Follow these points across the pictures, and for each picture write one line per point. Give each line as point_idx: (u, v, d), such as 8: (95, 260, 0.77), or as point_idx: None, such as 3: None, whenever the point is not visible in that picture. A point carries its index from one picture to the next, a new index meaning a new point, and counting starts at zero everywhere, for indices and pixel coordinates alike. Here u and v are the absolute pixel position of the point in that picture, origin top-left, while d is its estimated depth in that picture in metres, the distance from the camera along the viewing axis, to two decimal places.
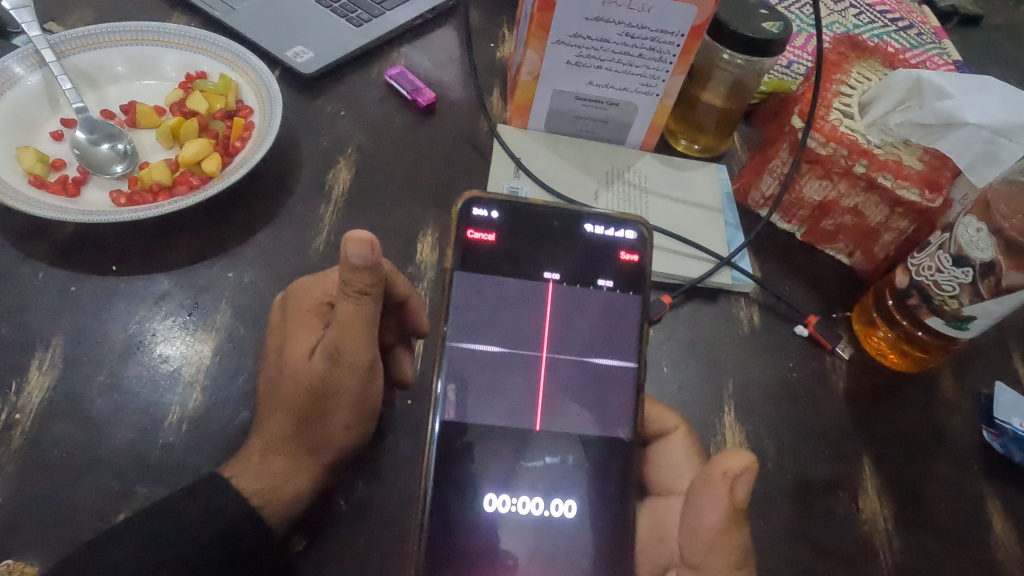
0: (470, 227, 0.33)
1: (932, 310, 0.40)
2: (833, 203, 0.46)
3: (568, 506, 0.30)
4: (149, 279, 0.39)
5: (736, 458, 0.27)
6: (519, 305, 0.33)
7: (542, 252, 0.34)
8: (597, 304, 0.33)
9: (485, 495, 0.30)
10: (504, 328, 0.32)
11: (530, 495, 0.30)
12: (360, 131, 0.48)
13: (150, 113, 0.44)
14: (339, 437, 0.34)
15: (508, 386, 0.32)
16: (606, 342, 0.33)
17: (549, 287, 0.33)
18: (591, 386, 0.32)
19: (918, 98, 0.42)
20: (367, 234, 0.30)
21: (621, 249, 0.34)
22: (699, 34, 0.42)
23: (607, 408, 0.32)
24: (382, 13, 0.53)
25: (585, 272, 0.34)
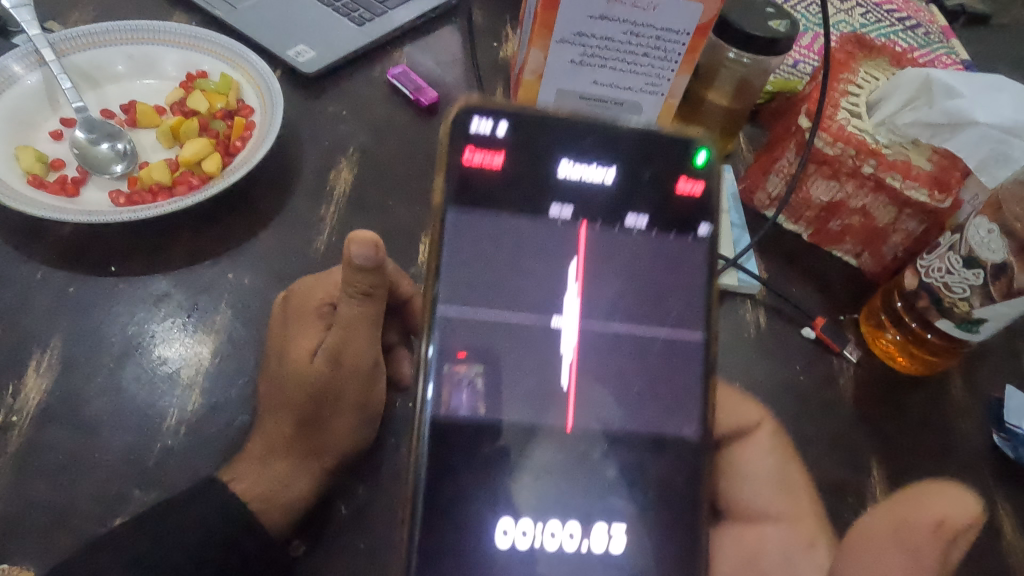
0: (470, 145, 0.30)
1: (942, 312, 0.39)
2: (840, 204, 0.45)
3: (613, 541, 0.28)
4: (148, 279, 0.38)
5: (960, 508, 0.24)
6: (562, 262, 0.31)
7: (568, 180, 0.31)
8: (652, 257, 0.32)
9: (504, 519, 0.28)
10: (536, 287, 0.31)
11: (557, 527, 0.28)
12: (363, 131, 0.48)
13: (151, 113, 0.43)
14: (342, 435, 0.34)
15: (544, 349, 0.30)
16: (664, 305, 0.31)
17: (583, 228, 0.31)
18: (631, 356, 0.31)
19: (926, 97, 0.41)
20: (372, 235, 0.30)
21: (680, 177, 0.31)
22: (705, 33, 0.41)
23: (658, 384, 0.31)
24: (385, 12, 0.53)
25: (620, 206, 0.32)
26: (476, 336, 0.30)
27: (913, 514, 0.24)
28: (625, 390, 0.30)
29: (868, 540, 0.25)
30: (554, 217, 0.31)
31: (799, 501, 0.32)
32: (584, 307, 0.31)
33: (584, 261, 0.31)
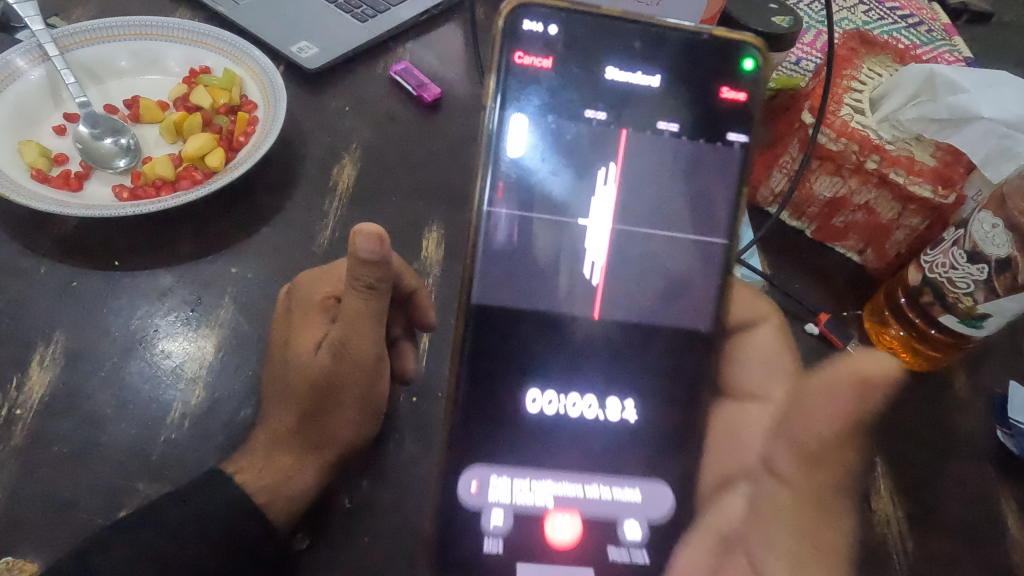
0: (522, 49, 0.31)
1: (946, 308, 0.39)
2: (844, 200, 0.45)
3: (625, 410, 0.31)
4: (151, 274, 0.38)
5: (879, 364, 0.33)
6: (598, 164, 0.32)
7: (611, 85, 0.32)
8: (687, 162, 0.32)
9: (530, 390, 0.30)
10: (574, 180, 0.32)
11: (579, 396, 0.31)
12: (366, 127, 0.48)
13: (154, 108, 0.43)
14: (346, 431, 0.34)
15: (576, 241, 0.31)
16: (695, 209, 0.32)
17: (624, 134, 0.32)
18: (659, 258, 0.32)
19: (930, 93, 0.42)
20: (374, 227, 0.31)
21: (722, 86, 0.31)
22: (707, 29, 0.42)
23: (683, 279, 0.32)
24: (387, 8, 0.53)
25: (659, 110, 0.32)
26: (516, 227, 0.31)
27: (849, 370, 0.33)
28: (651, 280, 0.32)
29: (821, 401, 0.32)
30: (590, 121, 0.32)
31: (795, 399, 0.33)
32: (618, 203, 0.32)
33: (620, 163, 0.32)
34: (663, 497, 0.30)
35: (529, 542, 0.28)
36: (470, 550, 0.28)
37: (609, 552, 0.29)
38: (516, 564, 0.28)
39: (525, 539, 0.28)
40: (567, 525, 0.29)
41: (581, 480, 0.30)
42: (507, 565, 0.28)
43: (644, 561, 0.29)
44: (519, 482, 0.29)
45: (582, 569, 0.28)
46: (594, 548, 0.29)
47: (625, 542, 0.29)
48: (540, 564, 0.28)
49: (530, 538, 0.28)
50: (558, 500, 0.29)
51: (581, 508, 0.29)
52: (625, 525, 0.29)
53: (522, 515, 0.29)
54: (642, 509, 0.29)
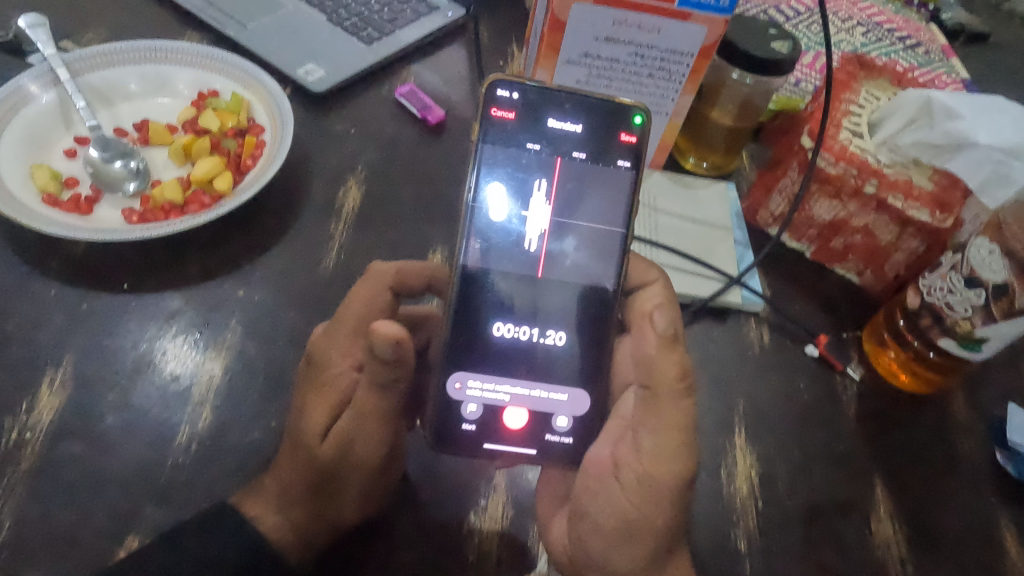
0: (494, 107, 0.34)
1: (944, 331, 0.39)
2: (843, 223, 0.46)
3: (559, 334, 0.34)
4: (159, 297, 0.39)
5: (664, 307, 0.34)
6: (532, 177, 0.35)
7: (552, 132, 0.35)
8: (602, 188, 0.35)
9: (494, 321, 0.34)
10: (509, 189, 0.34)
11: (530, 325, 0.34)
12: (371, 149, 0.48)
13: (163, 131, 0.44)
14: (348, 509, 0.33)
15: (512, 232, 0.34)
16: (613, 207, 0.35)
17: (559, 162, 0.35)
18: (586, 267, 0.35)
19: (927, 118, 0.43)
20: (392, 331, 0.31)
21: (621, 130, 0.35)
22: (708, 54, 0.43)
23: (604, 267, 0.35)
24: (393, 31, 0.54)
25: (586, 152, 0.35)
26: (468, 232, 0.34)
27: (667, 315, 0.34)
28: (580, 264, 0.35)
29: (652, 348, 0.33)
30: (521, 153, 0.35)
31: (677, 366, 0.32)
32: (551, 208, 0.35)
33: (550, 178, 0.35)
34: (583, 399, 0.34)
35: (487, 432, 0.33)
36: (447, 431, 0.33)
37: (545, 435, 0.33)
38: (482, 444, 0.33)
39: (488, 425, 0.33)
40: (518, 415, 0.33)
41: (529, 383, 0.34)
42: (474, 444, 0.33)
43: (569, 444, 0.34)
44: (487, 382, 0.33)
45: (526, 450, 0.33)
46: (535, 435, 0.33)
47: (558, 431, 0.34)
48: (498, 442, 0.33)
49: (491, 425, 0.33)
50: (513, 396, 0.33)
51: (529, 404, 0.33)
52: (558, 417, 0.34)
53: (488, 407, 0.33)
54: (571, 407, 0.34)
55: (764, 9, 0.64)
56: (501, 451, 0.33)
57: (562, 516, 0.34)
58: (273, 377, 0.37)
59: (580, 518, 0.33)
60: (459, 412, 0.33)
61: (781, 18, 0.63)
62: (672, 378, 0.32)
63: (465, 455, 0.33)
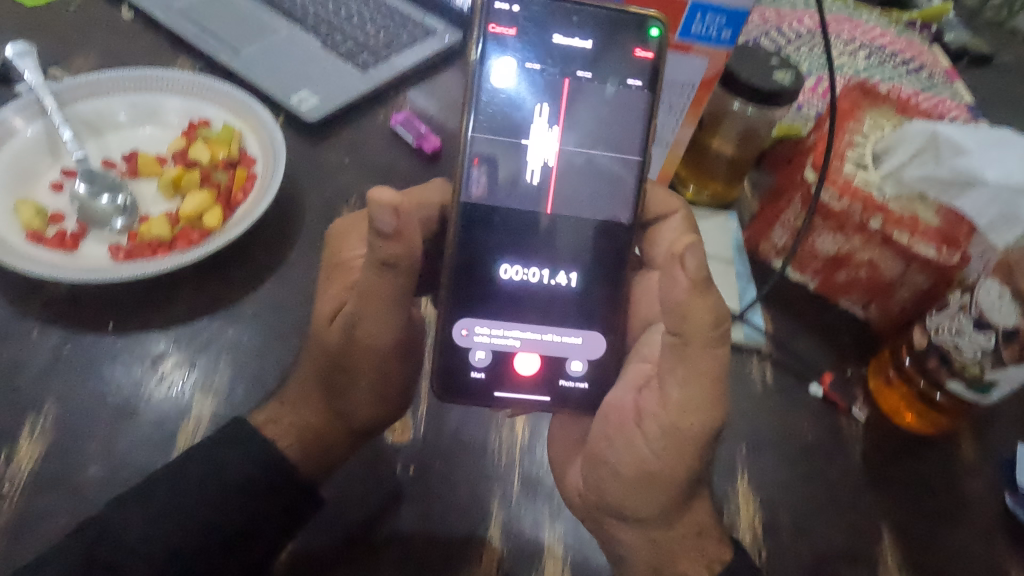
0: (492, 21, 0.32)
1: (952, 373, 0.38)
2: (847, 257, 0.45)
3: (570, 276, 0.34)
4: (146, 337, 0.38)
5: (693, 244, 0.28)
6: (534, 100, 0.33)
7: (559, 48, 0.33)
8: (612, 107, 0.34)
9: (501, 264, 0.33)
10: (511, 109, 0.33)
11: (539, 266, 0.33)
12: (365, 178, 0.47)
13: (152, 163, 0.43)
14: (363, 409, 0.35)
15: (515, 161, 0.33)
16: (624, 132, 0.34)
17: (568, 82, 0.33)
18: (596, 190, 0.34)
19: (933, 153, 0.42)
20: (388, 198, 0.30)
21: (636, 46, 0.33)
22: (710, 86, 0.42)
23: (612, 195, 0.34)
24: (388, 56, 0.53)
25: (597, 69, 0.33)
26: (467, 160, 0.33)
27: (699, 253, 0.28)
28: (587, 195, 0.34)
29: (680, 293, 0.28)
30: (524, 72, 0.33)
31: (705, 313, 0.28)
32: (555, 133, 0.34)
33: (555, 101, 0.33)
34: (597, 341, 0.34)
35: (499, 381, 0.33)
36: (456, 384, 0.33)
37: (559, 380, 0.34)
38: (493, 392, 0.33)
39: (499, 371, 0.33)
40: (529, 360, 0.33)
41: (540, 327, 0.34)
42: (486, 392, 0.33)
43: (585, 390, 0.34)
44: (496, 327, 0.33)
45: (540, 396, 0.33)
46: (549, 379, 0.34)
47: (571, 375, 0.34)
48: (511, 391, 0.33)
49: (501, 372, 0.33)
50: (523, 341, 0.33)
51: (542, 348, 0.33)
52: (572, 361, 0.34)
53: (498, 353, 0.33)
54: (585, 350, 0.34)
55: (764, 33, 0.63)
56: (515, 398, 0.33)
57: (577, 464, 0.35)
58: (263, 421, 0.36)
59: (600, 464, 0.33)
60: (469, 360, 0.33)
61: (782, 41, 0.62)
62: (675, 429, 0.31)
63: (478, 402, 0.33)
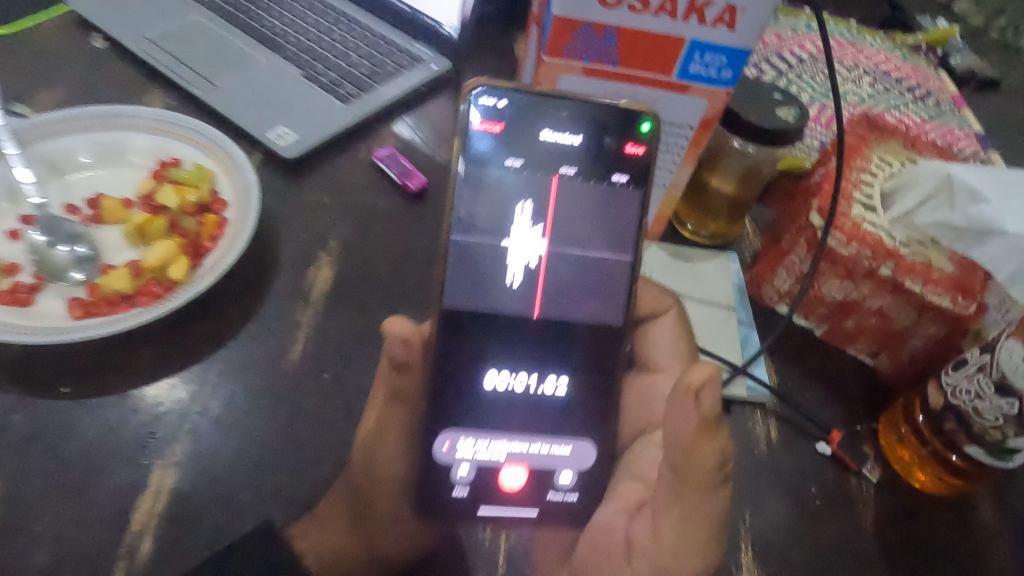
0: (476, 119, 0.31)
1: (971, 437, 0.36)
2: (855, 304, 0.42)
3: (560, 381, 0.31)
4: (103, 402, 0.35)
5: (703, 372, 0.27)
6: (516, 198, 0.31)
7: (546, 144, 0.32)
8: (604, 204, 0.32)
9: (487, 370, 0.31)
10: (489, 211, 0.31)
11: (528, 372, 0.31)
12: (345, 220, 0.45)
13: (117, 208, 0.41)
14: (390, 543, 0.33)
15: (494, 265, 0.31)
16: (612, 232, 0.32)
17: (555, 180, 0.32)
18: (584, 286, 0.32)
19: (947, 197, 0.39)
20: (402, 330, 0.32)
21: (626, 141, 0.32)
22: (709, 126, 0.39)
23: (601, 301, 0.32)
24: (372, 87, 0.51)
25: (587, 166, 0.32)
26: (447, 264, 0.31)
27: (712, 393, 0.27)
28: (573, 301, 0.32)
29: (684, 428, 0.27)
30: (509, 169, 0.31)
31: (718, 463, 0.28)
32: (539, 232, 0.32)
33: (540, 200, 0.32)
34: (588, 451, 0.31)
35: (483, 495, 0.30)
36: (434, 499, 0.30)
37: (547, 493, 0.31)
38: (476, 510, 0.30)
39: (482, 486, 0.30)
40: (515, 474, 0.30)
41: (528, 437, 0.31)
42: (469, 509, 0.30)
43: (575, 502, 0.31)
44: (481, 440, 0.30)
45: (525, 510, 0.30)
46: (536, 493, 0.31)
47: (560, 488, 0.31)
48: (494, 504, 0.30)
49: (484, 487, 0.30)
50: (509, 454, 0.30)
51: (529, 460, 0.30)
52: (561, 472, 0.31)
53: (482, 468, 0.30)
54: (575, 460, 0.31)
55: (765, 58, 0.61)
56: (500, 514, 0.30)
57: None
58: (227, 497, 0.33)
59: None
60: (451, 476, 0.30)
61: (783, 67, 0.60)
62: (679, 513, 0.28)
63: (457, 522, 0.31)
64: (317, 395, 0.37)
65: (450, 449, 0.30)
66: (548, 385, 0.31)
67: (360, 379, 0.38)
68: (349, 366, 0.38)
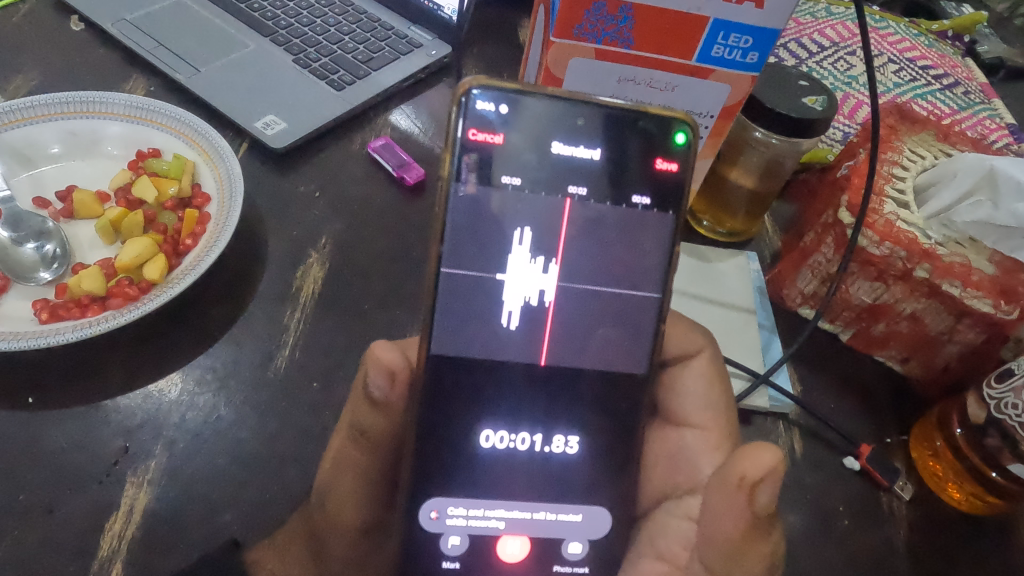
0: (475, 128, 0.28)
1: (1016, 455, 0.33)
2: (886, 307, 0.39)
3: (569, 441, 0.28)
4: (71, 413, 0.32)
5: (759, 464, 0.25)
6: (514, 225, 0.28)
7: (559, 159, 0.29)
8: (622, 232, 0.29)
9: (483, 431, 0.28)
10: (486, 241, 0.28)
11: (529, 431, 0.28)
12: (338, 216, 0.42)
13: (91, 202, 0.38)
14: None
15: (490, 297, 0.28)
16: (633, 266, 0.29)
17: (567, 202, 0.29)
18: (599, 323, 0.29)
19: (990, 192, 0.36)
20: (388, 358, 0.29)
21: (657, 156, 0.29)
22: (732, 114, 0.36)
23: (616, 342, 0.29)
24: (368, 74, 0.48)
25: (606, 183, 0.29)
26: (437, 298, 0.28)
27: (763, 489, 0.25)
28: (583, 342, 0.29)
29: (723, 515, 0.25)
30: (511, 190, 0.28)
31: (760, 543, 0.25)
32: (539, 266, 0.29)
33: (542, 228, 0.29)
34: (599, 518, 0.28)
35: (477, 565, 0.28)
36: (425, 569, 0.27)
37: (552, 566, 0.28)
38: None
39: (478, 557, 0.28)
40: (516, 544, 0.28)
41: (530, 504, 0.28)
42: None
43: (584, 574, 0.28)
44: (474, 508, 0.27)
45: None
46: (540, 563, 0.28)
47: (569, 560, 0.28)
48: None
49: (481, 558, 0.28)
50: (509, 522, 0.28)
51: (530, 530, 0.28)
52: (570, 543, 0.28)
53: (476, 537, 0.27)
54: (585, 529, 0.28)
55: (785, 45, 0.57)
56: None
57: None
58: (206, 520, 0.30)
59: None
60: (440, 546, 0.27)
61: (804, 54, 0.57)
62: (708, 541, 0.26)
63: None
64: (305, 407, 0.34)
65: (448, 470, 0.27)
66: (555, 399, 0.29)
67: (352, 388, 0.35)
68: (340, 375, 0.35)
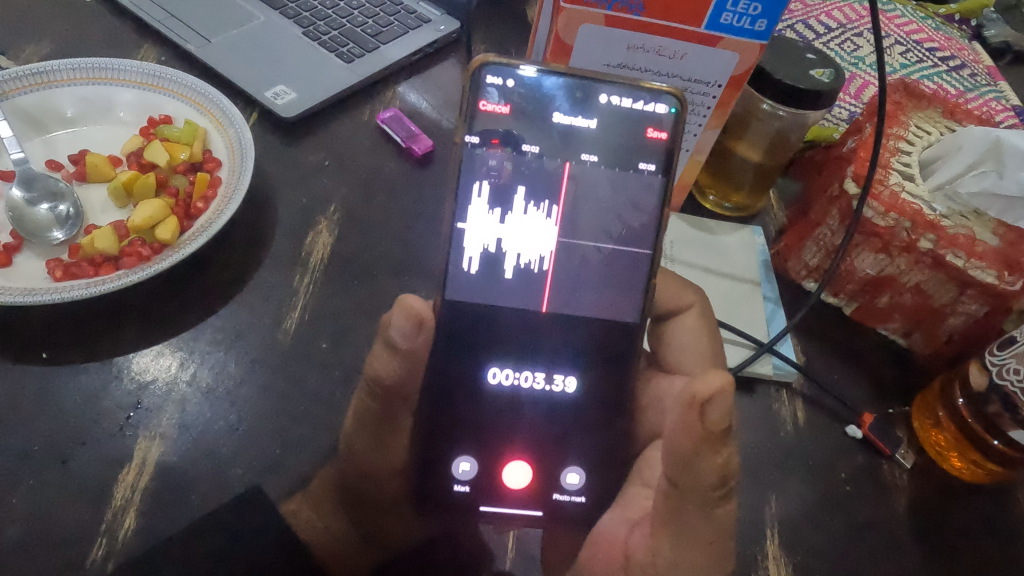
0: (482, 98, 0.29)
1: (1017, 421, 0.33)
2: (890, 279, 0.40)
3: (568, 381, 0.29)
4: (81, 369, 0.33)
5: (711, 381, 0.25)
6: (473, 180, 0.30)
7: (559, 128, 0.30)
8: (625, 193, 0.30)
9: (490, 367, 0.29)
10: (467, 194, 0.30)
11: (533, 370, 0.29)
12: (346, 184, 0.42)
13: (104, 165, 0.38)
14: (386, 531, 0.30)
15: (448, 248, 0.30)
16: (628, 223, 0.30)
17: (567, 168, 0.30)
18: (600, 274, 0.30)
19: (995, 162, 0.36)
20: (418, 308, 0.29)
21: (647, 125, 0.30)
22: (739, 84, 0.36)
23: (603, 295, 0.30)
24: (377, 47, 0.48)
25: (597, 150, 0.30)
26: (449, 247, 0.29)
27: (714, 411, 0.25)
28: (577, 292, 0.30)
29: (675, 441, 0.26)
30: (519, 154, 0.30)
31: (714, 463, 0.26)
32: (497, 217, 0.30)
33: (503, 184, 0.30)
34: (603, 456, 0.29)
35: (483, 491, 0.29)
36: (435, 492, 0.28)
37: (554, 495, 0.29)
38: (479, 506, 0.28)
39: (485, 484, 0.29)
40: (520, 472, 0.29)
41: (538, 438, 0.29)
42: (471, 506, 0.29)
43: (582, 505, 0.29)
44: (484, 436, 0.29)
45: (531, 511, 0.29)
46: (543, 493, 0.29)
47: (568, 490, 0.29)
48: (497, 504, 0.29)
49: (487, 483, 0.28)
50: (515, 451, 0.29)
51: (533, 459, 0.29)
52: (569, 473, 0.29)
53: (485, 462, 0.29)
54: (583, 460, 0.29)
55: (791, 26, 0.57)
56: (505, 514, 0.29)
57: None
58: (217, 472, 0.31)
59: None
60: (451, 471, 0.28)
61: (811, 35, 0.57)
62: (704, 492, 0.26)
63: (460, 518, 0.29)
64: (313, 367, 0.34)
65: (454, 422, 0.29)
66: (557, 355, 0.29)
67: (361, 349, 0.35)
68: (350, 337, 0.36)
